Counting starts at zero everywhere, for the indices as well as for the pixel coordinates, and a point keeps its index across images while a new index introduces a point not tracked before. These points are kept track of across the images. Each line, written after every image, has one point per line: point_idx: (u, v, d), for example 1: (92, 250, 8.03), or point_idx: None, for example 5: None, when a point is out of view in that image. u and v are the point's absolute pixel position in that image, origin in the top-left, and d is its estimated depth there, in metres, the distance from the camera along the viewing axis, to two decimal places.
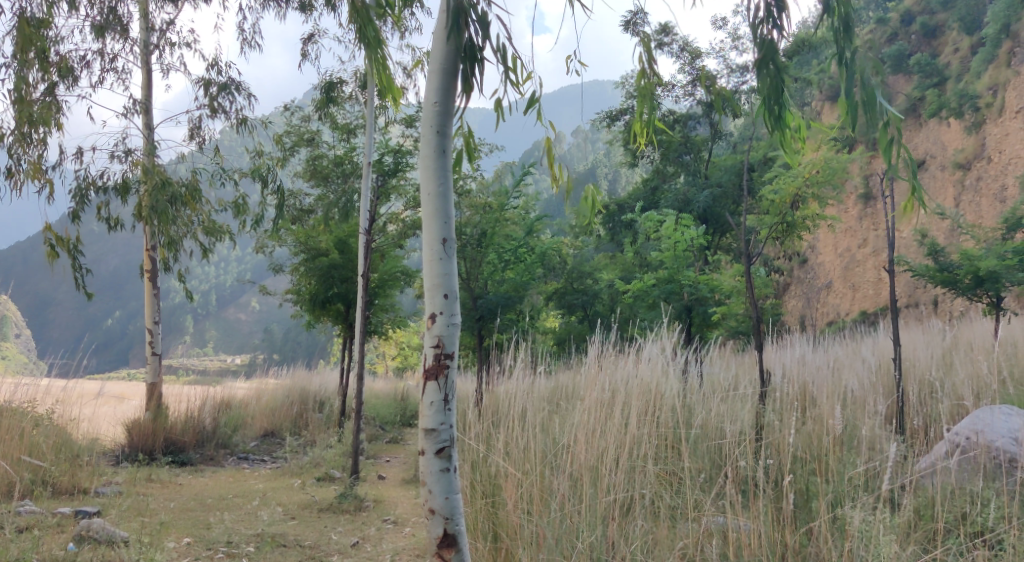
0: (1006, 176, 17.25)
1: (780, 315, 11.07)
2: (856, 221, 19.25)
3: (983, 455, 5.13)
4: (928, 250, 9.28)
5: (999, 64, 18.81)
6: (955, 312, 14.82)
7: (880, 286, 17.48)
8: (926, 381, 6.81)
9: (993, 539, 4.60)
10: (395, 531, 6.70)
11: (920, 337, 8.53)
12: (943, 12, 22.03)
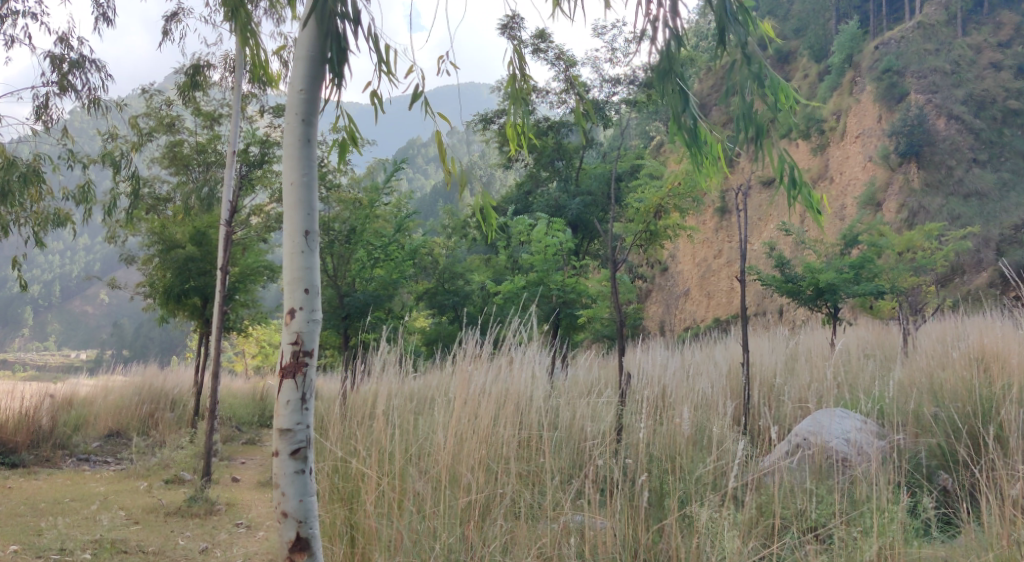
0: (847, 196, 19.18)
1: (641, 320, 11.46)
2: (714, 232, 20.29)
3: (819, 455, 5.49)
4: (776, 261, 9.88)
5: (842, 90, 20.86)
6: (798, 320, 15.89)
7: (733, 294, 18.50)
8: (772, 384, 7.25)
9: (825, 534, 4.92)
10: (248, 534, 6.46)
11: (767, 343, 9.07)
12: (795, 40, 24.33)
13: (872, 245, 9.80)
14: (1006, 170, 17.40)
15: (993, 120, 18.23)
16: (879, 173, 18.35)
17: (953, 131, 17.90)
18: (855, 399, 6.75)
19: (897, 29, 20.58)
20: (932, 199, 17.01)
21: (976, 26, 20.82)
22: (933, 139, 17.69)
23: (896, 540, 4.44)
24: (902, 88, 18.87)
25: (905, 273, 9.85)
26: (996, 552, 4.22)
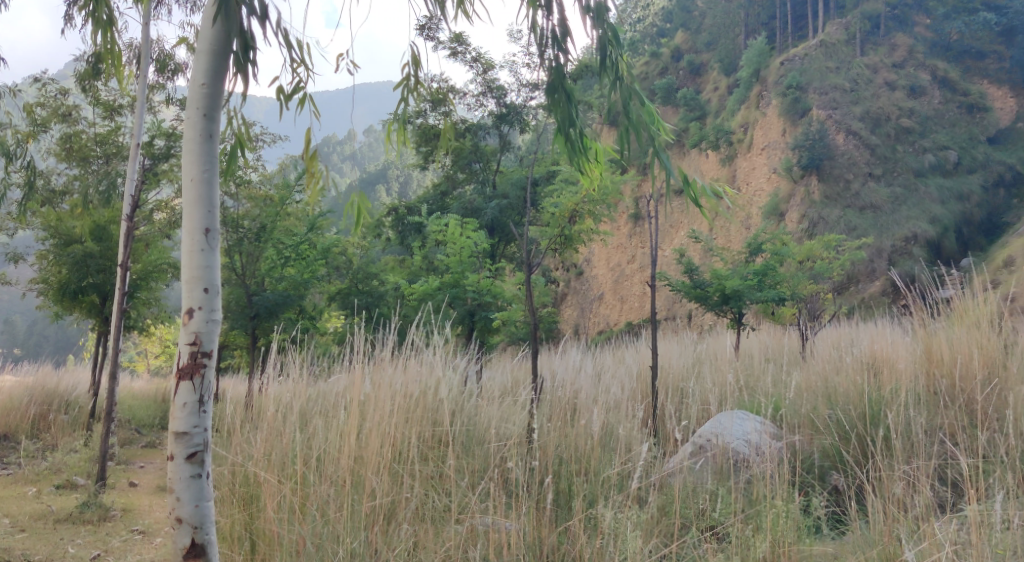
0: (752, 206, 19.92)
1: (555, 323, 11.58)
2: (627, 238, 20.69)
3: (720, 456, 5.62)
4: (685, 267, 10.14)
5: (750, 103, 21.62)
6: (706, 324, 16.38)
7: (645, 299, 18.91)
8: (679, 387, 7.40)
9: (723, 532, 5.04)
10: (144, 541, 6.21)
11: (675, 347, 9.30)
12: (706, 53, 25.12)
13: (774, 253, 10.17)
14: (898, 184, 18.34)
15: (887, 136, 19.15)
16: (783, 184, 19.12)
17: (851, 146, 18.78)
18: (755, 402, 6.94)
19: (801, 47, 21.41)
20: (831, 210, 17.83)
21: (873, 47, 21.59)
22: (832, 153, 18.52)
23: (787, 538, 4.57)
24: (806, 104, 19.66)
25: (804, 280, 10.28)
26: (878, 548, 4.36)
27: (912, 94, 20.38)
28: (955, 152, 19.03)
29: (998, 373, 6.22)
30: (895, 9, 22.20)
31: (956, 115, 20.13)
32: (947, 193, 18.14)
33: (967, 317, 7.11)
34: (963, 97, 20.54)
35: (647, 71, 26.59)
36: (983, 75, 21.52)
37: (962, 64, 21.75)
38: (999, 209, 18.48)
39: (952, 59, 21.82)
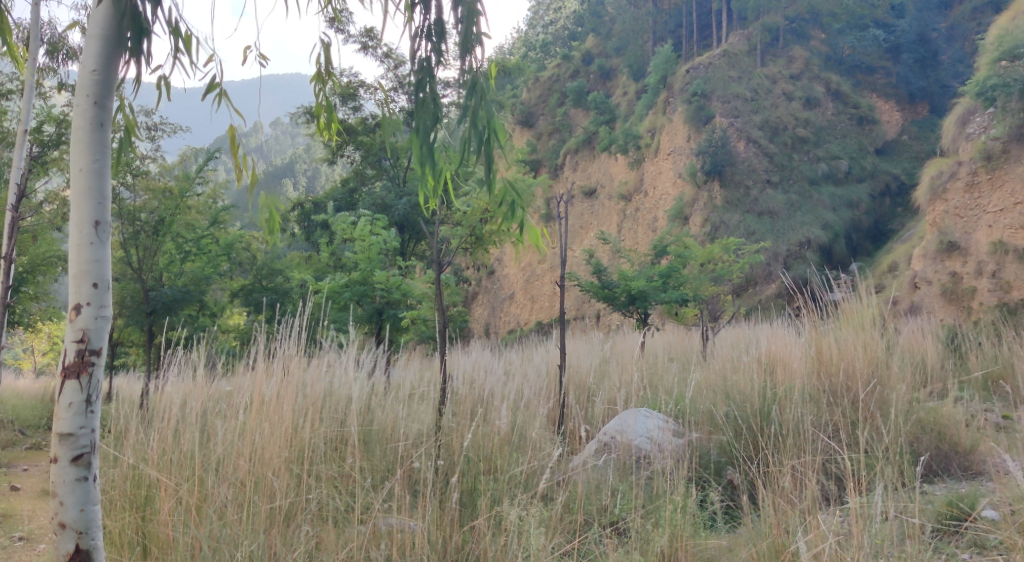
0: (658, 209, 20.47)
1: (465, 322, 11.59)
2: (538, 238, 20.92)
3: (624, 453, 5.70)
4: (593, 268, 10.30)
5: (657, 109, 22.22)
6: (613, 324, 16.74)
7: (554, 298, 19.16)
8: (585, 386, 7.50)
9: (624, 527, 5.11)
10: (26, 549, 5.89)
11: (583, 346, 9.44)
12: (616, 58, 25.69)
13: (678, 255, 10.46)
14: (794, 192, 19.19)
15: (785, 145, 20.04)
16: (687, 189, 19.69)
17: (751, 154, 19.54)
18: (658, 399, 7.10)
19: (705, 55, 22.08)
20: (731, 215, 18.52)
21: (772, 58, 22.53)
22: (733, 160, 19.20)
23: (684, 532, 4.68)
24: (709, 111, 20.27)
25: (706, 282, 10.62)
26: (768, 540, 4.52)
27: (807, 105, 21.33)
28: (845, 161, 20.00)
29: (883, 375, 6.58)
30: (793, 22, 23.20)
31: (847, 127, 21.10)
32: (838, 201, 19.08)
33: (855, 319, 7.47)
34: (854, 110, 21.41)
35: (558, 72, 26.90)
36: (872, 89, 22.58)
37: (853, 77, 22.75)
38: (885, 216, 19.52)
39: (844, 73, 22.84)
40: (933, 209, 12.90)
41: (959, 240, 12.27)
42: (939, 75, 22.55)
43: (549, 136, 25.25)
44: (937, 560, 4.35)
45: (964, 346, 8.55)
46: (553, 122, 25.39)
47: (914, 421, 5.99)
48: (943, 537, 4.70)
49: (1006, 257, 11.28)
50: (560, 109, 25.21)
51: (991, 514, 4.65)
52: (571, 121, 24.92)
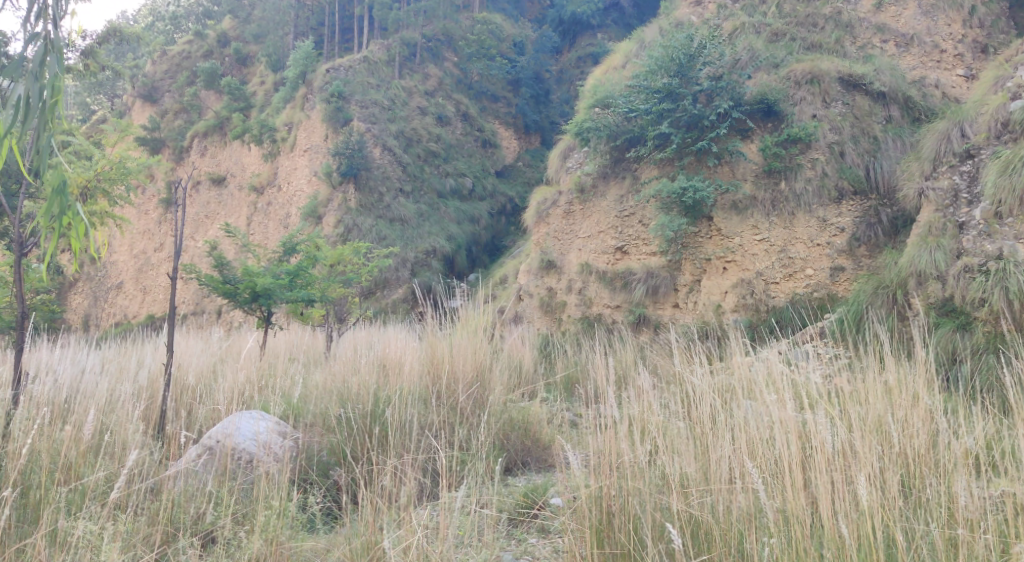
0: (291, 206, 20.15)
1: (52, 312, 10.27)
2: (155, 224, 19.35)
3: (226, 456, 5.36)
4: (215, 260, 9.64)
5: (294, 104, 21.91)
6: (232, 320, 16.18)
7: (170, 291, 17.94)
8: (192, 387, 6.94)
9: (215, 534, 4.81)
10: None
11: (197, 345, 8.81)
12: (253, 45, 25.02)
13: (307, 255, 10.35)
14: (423, 203, 20.27)
15: (417, 157, 21.07)
16: (322, 189, 19.70)
17: (385, 161, 20.24)
18: (270, 399, 6.83)
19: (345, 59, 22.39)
20: (364, 219, 18.91)
21: (409, 72, 23.34)
22: (368, 164, 19.63)
23: (278, 535, 4.59)
24: (347, 114, 20.45)
25: (333, 283, 10.64)
26: (361, 538, 4.63)
27: (439, 121, 22.58)
28: (469, 179, 21.57)
29: (485, 378, 7.19)
30: (429, 41, 24.52)
31: (473, 148, 22.82)
32: (461, 216, 20.48)
33: (466, 327, 8.02)
34: (479, 133, 23.28)
35: (188, 49, 25.22)
36: (496, 116, 24.53)
37: (479, 102, 24.50)
38: (501, 233, 21.38)
39: (472, 97, 24.48)
40: (537, 231, 14.50)
41: (556, 259, 13.78)
42: (550, 112, 25.16)
43: (175, 115, 23.58)
44: (508, 546, 4.87)
45: (554, 354, 9.69)
46: (180, 101, 23.79)
47: (505, 420, 6.62)
48: (516, 525, 5.27)
49: (589, 277, 12.92)
50: (189, 89, 23.65)
51: (554, 502, 5.31)
52: (201, 103, 23.52)
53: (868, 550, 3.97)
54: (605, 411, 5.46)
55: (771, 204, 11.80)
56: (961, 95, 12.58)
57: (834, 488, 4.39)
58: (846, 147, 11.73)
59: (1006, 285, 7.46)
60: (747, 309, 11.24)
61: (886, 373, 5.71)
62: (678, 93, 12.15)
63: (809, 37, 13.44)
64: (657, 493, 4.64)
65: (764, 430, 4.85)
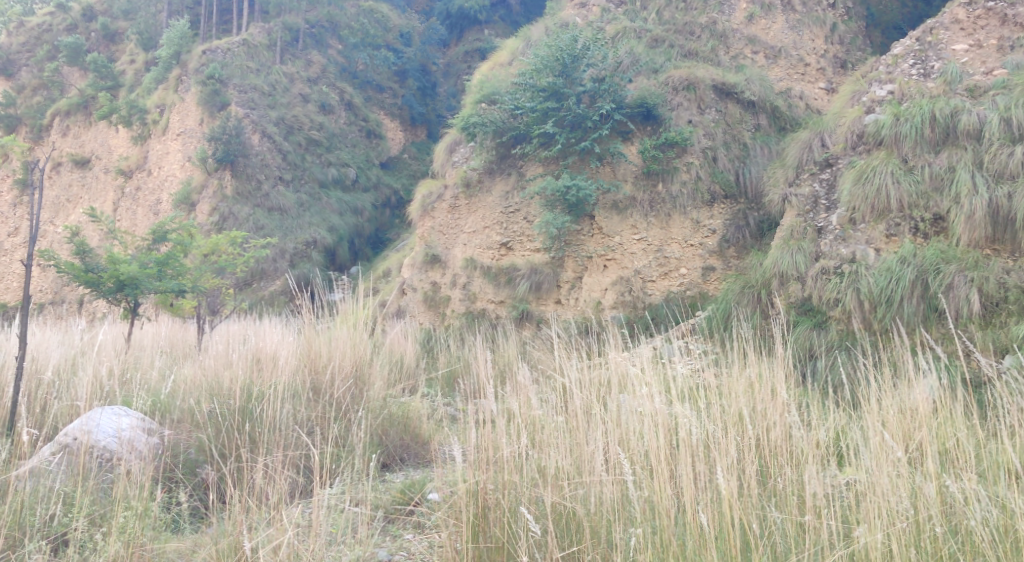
0: (162, 191, 19.24)
1: None
2: (9, 207, 18.06)
3: (84, 454, 5.07)
4: (76, 247, 9.11)
5: (167, 85, 20.94)
6: (95, 311, 15.32)
7: (25, 278, 16.80)
8: (48, 381, 6.53)
9: (67, 537, 4.53)
10: None
11: (55, 337, 8.29)
12: (122, 21, 23.75)
13: (178, 244, 9.92)
14: (304, 192, 19.79)
15: (298, 145, 20.56)
16: (196, 174, 18.90)
17: (264, 148, 19.66)
18: (135, 394, 6.51)
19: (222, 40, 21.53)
20: (240, 207, 18.30)
21: (291, 58, 22.79)
22: (246, 151, 18.96)
23: (137, 536, 4.38)
24: (224, 97, 19.71)
25: (206, 273, 10.24)
26: (228, 538, 4.47)
27: (321, 108, 22.05)
28: (352, 170, 21.17)
29: (362, 375, 7.11)
30: (312, 27, 24.06)
31: (356, 138, 22.39)
32: (343, 207, 20.10)
33: (346, 321, 7.90)
34: (363, 123, 22.86)
35: (50, 21, 23.68)
36: (381, 106, 23.95)
37: (364, 92, 23.95)
38: (384, 226, 21.11)
39: (357, 86, 24.00)
40: (421, 225, 14.37)
41: (440, 254, 13.73)
42: (437, 105, 25.12)
43: (33, 92, 22.10)
44: (383, 542, 4.84)
45: (436, 350, 9.66)
46: (39, 76, 22.31)
47: (384, 416, 6.56)
48: (392, 521, 5.24)
49: (474, 272, 12.95)
50: (50, 64, 22.19)
51: (431, 497, 5.32)
52: (63, 80, 22.12)
53: (725, 537, 4.18)
54: (483, 407, 5.51)
55: (649, 205, 12.23)
56: (821, 106, 13.42)
57: (697, 478, 4.60)
58: (719, 152, 12.28)
59: (857, 287, 7.99)
60: (625, 306, 11.58)
61: (748, 369, 6.02)
62: (562, 93, 12.37)
63: (686, 45, 13.98)
64: (532, 487, 4.72)
65: (635, 423, 5.01)
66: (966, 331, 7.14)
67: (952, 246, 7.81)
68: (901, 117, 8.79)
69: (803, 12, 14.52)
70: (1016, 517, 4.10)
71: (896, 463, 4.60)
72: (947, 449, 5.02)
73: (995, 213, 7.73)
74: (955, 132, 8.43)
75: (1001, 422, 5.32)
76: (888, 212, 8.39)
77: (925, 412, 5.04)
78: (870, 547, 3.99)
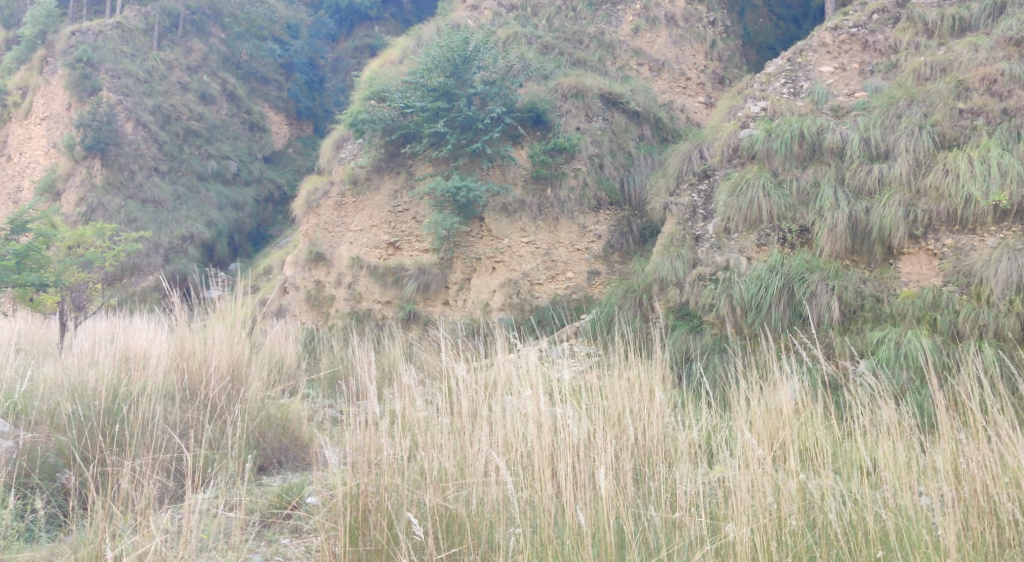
0: (23, 178, 18.46)
1: None
2: None
3: None
4: None
5: (30, 66, 19.77)
6: None
7: None
8: None
9: None
10: None
11: None
12: None
13: (40, 236, 9.30)
14: (181, 184, 19.01)
15: (176, 135, 19.73)
16: (62, 161, 17.82)
17: (139, 137, 18.78)
18: None
19: (95, 22, 20.59)
20: (111, 198, 17.40)
21: (170, 44, 21.75)
22: (118, 140, 18.06)
23: None
24: (94, 82, 18.70)
25: (72, 268, 9.66)
26: (88, 547, 4.22)
27: (201, 99, 21.25)
28: (234, 163, 20.47)
29: (240, 375, 6.87)
30: (193, 13, 22.87)
31: (238, 130, 21.64)
32: (224, 201, 19.42)
33: (225, 320, 7.62)
34: (246, 115, 22.04)
35: None
36: (265, 99, 23.16)
37: (248, 83, 23.11)
38: (267, 222, 20.55)
39: (240, 77, 23.13)
40: (306, 221, 14.04)
41: (325, 252, 13.44)
42: (324, 100, 24.40)
43: None
44: (258, 548, 4.71)
45: (318, 350, 9.44)
46: None
47: (261, 417, 6.35)
48: (268, 526, 5.10)
49: (360, 272, 12.77)
50: None
51: (310, 500, 5.21)
52: None
53: (601, 536, 4.29)
54: (366, 408, 5.43)
55: (538, 209, 12.41)
56: (701, 120, 14.04)
57: (576, 479, 4.70)
58: (605, 159, 12.65)
59: (731, 293, 8.35)
60: (512, 308, 11.72)
61: (628, 371, 6.19)
62: (453, 93, 12.32)
63: (575, 53, 14.25)
64: (415, 489, 4.70)
65: (519, 424, 5.07)
66: (827, 336, 7.60)
67: (816, 257, 8.28)
68: (773, 133, 9.26)
69: (685, 27, 15.11)
70: (867, 512, 4.40)
71: (763, 461, 4.85)
72: (807, 448, 5.33)
73: (854, 226, 8.26)
74: (821, 149, 8.97)
75: (855, 422, 5.70)
76: (760, 223, 8.83)
77: (789, 412, 5.33)
78: (736, 541, 4.19)
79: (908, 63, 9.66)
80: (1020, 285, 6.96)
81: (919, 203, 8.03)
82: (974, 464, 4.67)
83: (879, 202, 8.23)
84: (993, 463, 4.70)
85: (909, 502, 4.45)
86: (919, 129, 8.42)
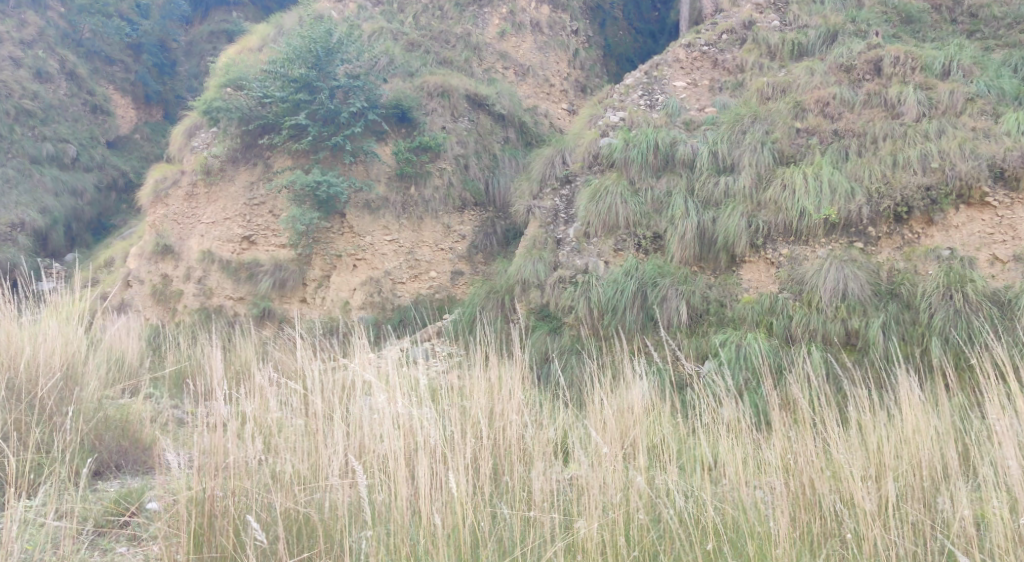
0: None
1: None
2: None
3: None
4: None
5: None
6: None
7: None
8: None
9: None
10: None
11: None
12: None
13: None
14: (11, 166, 17.38)
15: (6, 115, 18.02)
16: None
17: None
18: None
19: None
20: None
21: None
22: None
23: None
24: None
25: None
26: None
27: (36, 77, 19.71)
28: (73, 147, 19.16)
29: (75, 373, 6.39)
30: None
31: (78, 111, 20.22)
32: (60, 186, 18.10)
33: (59, 314, 7.09)
34: (87, 96, 20.66)
35: None
36: (109, 80, 21.78)
37: (90, 63, 21.54)
38: (109, 211, 19.42)
39: (81, 55, 21.48)
40: (152, 212, 13.27)
41: (174, 245, 12.75)
42: (176, 84, 23.11)
43: None
44: (92, 557, 4.42)
45: (163, 347, 8.96)
46: None
47: (98, 418, 5.95)
48: (102, 534, 4.80)
49: (211, 266, 12.22)
50: None
51: (151, 505, 4.95)
52: None
53: (455, 536, 4.32)
54: (214, 409, 5.21)
55: (401, 208, 12.33)
56: (563, 126, 14.42)
57: (431, 479, 4.69)
58: (470, 160, 12.74)
59: (588, 295, 8.60)
60: (373, 307, 11.58)
61: (485, 371, 6.25)
62: (315, 85, 11.95)
63: (441, 53, 14.22)
64: (265, 492, 4.56)
65: (374, 425, 5.02)
66: (675, 339, 7.97)
67: (667, 263, 8.67)
68: (630, 143, 9.61)
69: (549, 35, 15.56)
70: (706, 507, 4.65)
71: (612, 459, 5.03)
72: (654, 444, 5.57)
73: (702, 234, 8.71)
74: (674, 160, 9.40)
75: (698, 420, 6.01)
76: (616, 229, 9.15)
77: (639, 411, 5.56)
78: (586, 537, 4.33)
79: (753, 83, 10.26)
80: (846, 293, 7.55)
81: (760, 215, 8.56)
82: (801, 459, 5.03)
83: (724, 212, 8.71)
84: (817, 458, 5.08)
85: (744, 496, 4.73)
86: (761, 146, 9.01)
